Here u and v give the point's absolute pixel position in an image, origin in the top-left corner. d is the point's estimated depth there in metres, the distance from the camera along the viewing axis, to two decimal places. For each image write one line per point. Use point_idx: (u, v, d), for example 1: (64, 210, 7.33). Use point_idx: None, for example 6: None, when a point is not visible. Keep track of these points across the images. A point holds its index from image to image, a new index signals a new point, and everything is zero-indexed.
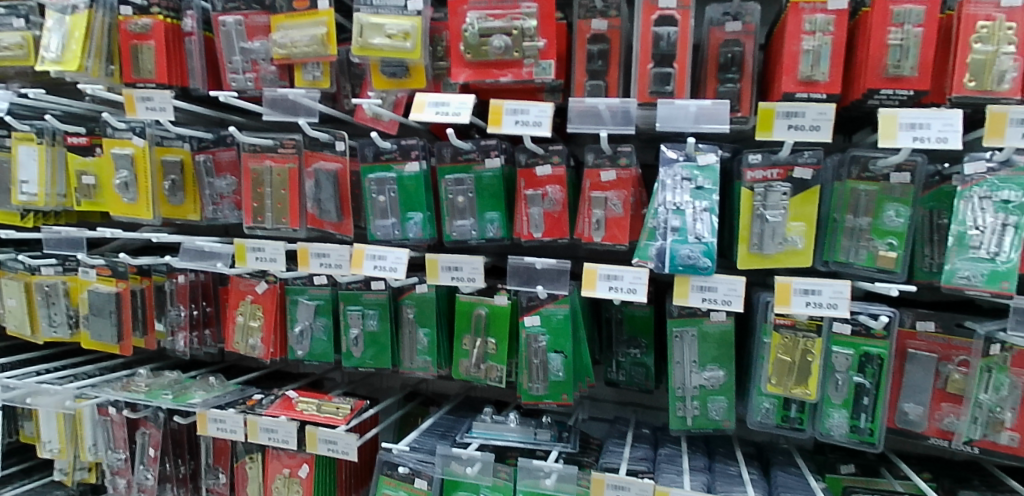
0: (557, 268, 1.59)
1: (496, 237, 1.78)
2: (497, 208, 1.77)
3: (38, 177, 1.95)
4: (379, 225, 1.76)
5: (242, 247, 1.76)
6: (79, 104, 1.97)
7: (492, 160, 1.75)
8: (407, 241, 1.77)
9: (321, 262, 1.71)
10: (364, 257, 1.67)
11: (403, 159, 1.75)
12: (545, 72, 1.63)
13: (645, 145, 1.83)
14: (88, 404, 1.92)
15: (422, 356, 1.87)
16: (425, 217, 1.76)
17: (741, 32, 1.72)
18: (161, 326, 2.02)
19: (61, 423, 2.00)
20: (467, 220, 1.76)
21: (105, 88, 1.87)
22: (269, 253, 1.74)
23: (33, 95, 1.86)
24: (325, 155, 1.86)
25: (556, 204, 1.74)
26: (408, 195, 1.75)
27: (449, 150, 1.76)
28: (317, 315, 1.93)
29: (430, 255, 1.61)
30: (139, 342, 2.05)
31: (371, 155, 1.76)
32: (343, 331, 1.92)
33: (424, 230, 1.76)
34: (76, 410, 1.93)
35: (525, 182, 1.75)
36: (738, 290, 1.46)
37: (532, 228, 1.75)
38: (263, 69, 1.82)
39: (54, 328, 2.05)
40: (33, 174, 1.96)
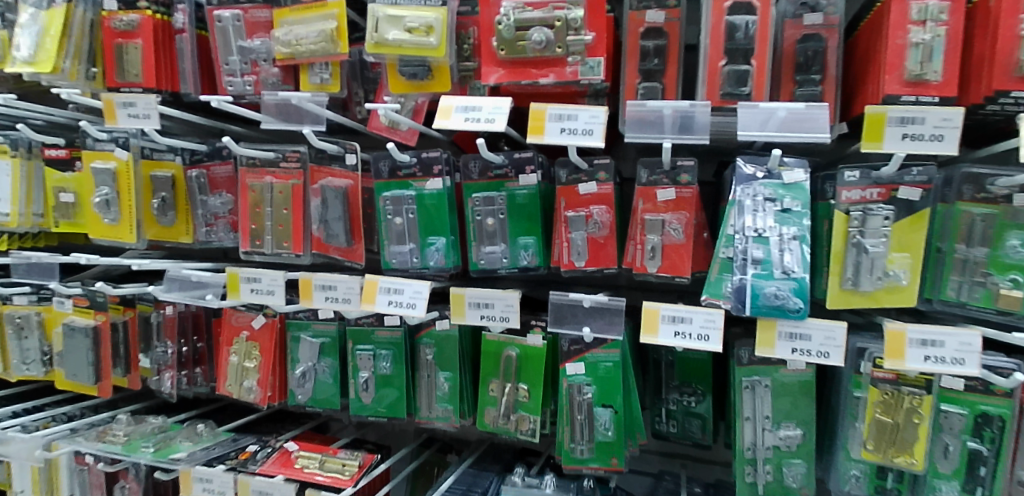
0: (609, 307, 1.31)
1: (531, 266, 1.51)
2: (532, 233, 1.51)
3: (11, 195, 1.72)
4: (395, 252, 1.51)
5: (235, 276, 1.50)
6: (59, 112, 1.74)
7: (528, 176, 1.48)
8: (427, 270, 1.51)
9: (327, 295, 1.44)
10: (377, 290, 1.39)
11: (422, 174, 1.49)
12: (593, 72, 1.38)
13: (705, 157, 1.56)
14: (64, 451, 1.65)
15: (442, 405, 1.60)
16: (447, 243, 1.49)
17: (822, 24, 1.46)
18: (144, 362, 1.80)
19: (35, 475, 1.74)
20: (497, 246, 1.50)
21: (85, 93, 1.64)
22: (265, 284, 1.48)
23: (6, 102, 1.65)
24: (334, 170, 1.61)
25: (602, 228, 1.48)
26: (429, 217, 1.49)
27: (477, 164, 1.50)
28: (322, 355, 1.67)
29: (455, 289, 1.34)
30: (122, 381, 1.82)
31: (386, 170, 1.51)
32: (350, 374, 1.65)
33: (447, 258, 1.49)
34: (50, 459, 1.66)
35: (566, 201, 1.49)
36: (837, 339, 1.18)
37: (574, 256, 1.48)
38: (264, 71, 1.58)
39: (26, 365, 1.81)
40: (5, 191, 1.72)
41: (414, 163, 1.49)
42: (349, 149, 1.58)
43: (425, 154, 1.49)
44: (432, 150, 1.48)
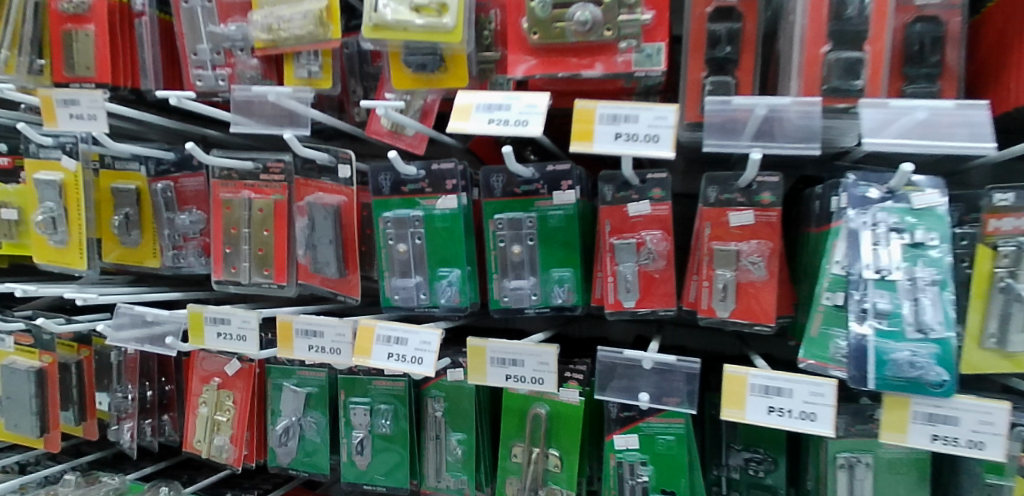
0: (677, 369, 1.00)
1: (567, 306, 1.20)
2: (569, 263, 1.20)
3: None
4: (396, 286, 1.20)
5: (199, 315, 1.21)
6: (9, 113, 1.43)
7: (565, 193, 1.18)
8: (437, 309, 1.20)
9: (310, 343, 1.14)
10: (373, 339, 1.09)
11: (433, 189, 1.19)
12: (650, 61, 1.08)
13: (784, 170, 1.25)
14: None
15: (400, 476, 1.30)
16: (462, 276, 1.19)
17: (942, 4, 1.15)
18: (101, 404, 1.51)
19: None
20: (524, 280, 1.20)
21: (28, 89, 1.36)
22: (235, 327, 1.19)
23: None
24: (325, 183, 1.32)
25: (658, 260, 1.17)
26: (442, 244, 1.19)
27: (500, 178, 1.19)
28: (308, 408, 1.37)
29: (473, 340, 1.04)
30: (75, 429, 1.54)
31: (388, 184, 1.20)
32: (343, 432, 1.35)
33: (462, 295, 1.19)
34: None
35: (611, 225, 1.18)
36: (997, 423, 0.86)
37: (623, 295, 1.17)
38: (240, 63, 1.30)
39: None
40: None
41: (422, 176, 1.19)
42: (343, 158, 1.29)
43: (435, 164, 1.19)
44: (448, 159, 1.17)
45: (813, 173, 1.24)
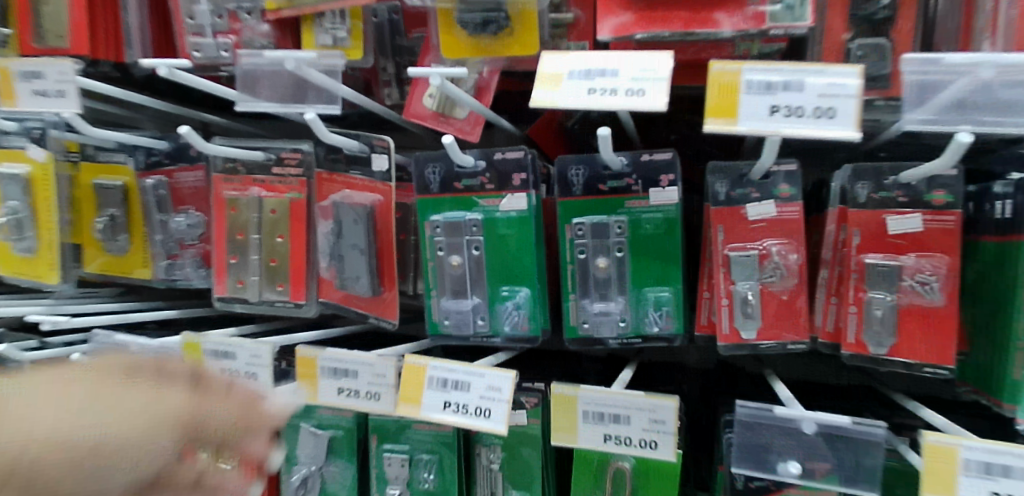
0: (850, 436, 0.74)
1: (665, 336, 0.94)
2: (668, 280, 0.94)
3: None
4: (446, 309, 0.94)
5: (194, 348, 0.95)
6: None
7: (665, 191, 0.91)
8: (498, 339, 0.94)
9: (339, 383, 0.88)
10: (422, 382, 0.83)
11: (495, 186, 0.92)
12: (791, 16, 0.81)
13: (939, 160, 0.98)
14: None
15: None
16: (532, 298, 0.92)
17: None
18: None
19: None
20: (611, 302, 0.93)
21: None
22: (242, 363, 0.94)
23: None
24: (354, 177, 1.05)
25: (787, 278, 0.90)
26: (506, 255, 0.93)
27: (581, 172, 0.93)
28: (330, 455, 1.12)
29: (559, 386, 0.78)
30: None
31: (438, 179, 0.94)
32: (374, 486, 1.10)
33: (532, 321, 0.93)
34: None
35: (725, 232, 0.91)
36: None
37: (742, 323, 0.90)
38: (247, 28, 1.04)
39: None
40: None
41: (481, 168, 0.92)
42: (381, 145, 1.01)
43: (498, 153, 0.92)
44: (516, 147, 0.91)
45: (974, 165, 0.98)
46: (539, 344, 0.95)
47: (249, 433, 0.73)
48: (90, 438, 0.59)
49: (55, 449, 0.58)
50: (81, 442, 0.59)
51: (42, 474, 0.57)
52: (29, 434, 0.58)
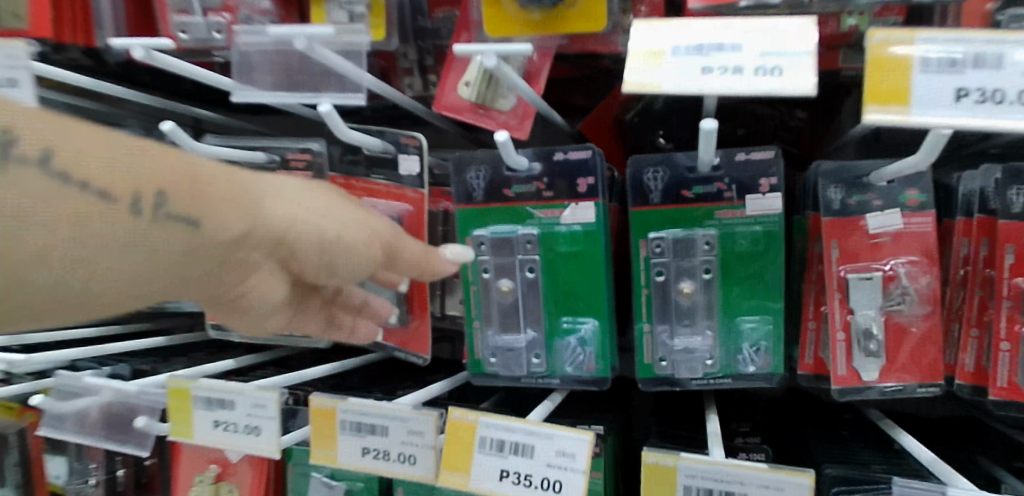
0: None
1: (761, 376, 0.76)
2: (767, 308, 0.76)
3: None
4: (494, 345, 0.77)
5: (184, 391, 0.79)
6: None
7: (766, 199, 0.73)
8: (556, 381, 0.77)
9: (364, 443, 0.70)
10: (472, 446, 0.65)
11: (554, 193, 0.75)
12: None
13: None
14: None
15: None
16: (601, 331, 0.75)
17: None
18: (54, 478, 1.09)
19: None
20: (697, 336, 0.75)
21: None
22: (242, 416, 0.76)
23: None
24: (375, 183, 0.88)
25: (918, 305, 0.73)
26: (568, 279, 0.76)
27: (659, 175, 0.75)
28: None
29: (652, 455, 0.61)
30: None
31: (483, 185, 0.77)
32: None
33: (600, 360, 0.76)
34: None
35: (839, 248, 0.73)
36: None
37: (862, 362, 0.72)
38: (244, 5, 0.85)
39: None
40: None
41: (537, 172, 0.75)
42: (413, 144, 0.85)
43: (558, 154, 0.75)
44: (581, 145, 0.73)
45: None
46: (607, 387, 0.77)
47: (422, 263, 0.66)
48: (324, 233, 0.59)
49: (308, 227, 0.59)
50: (322, 239, 0.59)
51: (306, 233, 0.59)
52: (305, 224, 0.58)
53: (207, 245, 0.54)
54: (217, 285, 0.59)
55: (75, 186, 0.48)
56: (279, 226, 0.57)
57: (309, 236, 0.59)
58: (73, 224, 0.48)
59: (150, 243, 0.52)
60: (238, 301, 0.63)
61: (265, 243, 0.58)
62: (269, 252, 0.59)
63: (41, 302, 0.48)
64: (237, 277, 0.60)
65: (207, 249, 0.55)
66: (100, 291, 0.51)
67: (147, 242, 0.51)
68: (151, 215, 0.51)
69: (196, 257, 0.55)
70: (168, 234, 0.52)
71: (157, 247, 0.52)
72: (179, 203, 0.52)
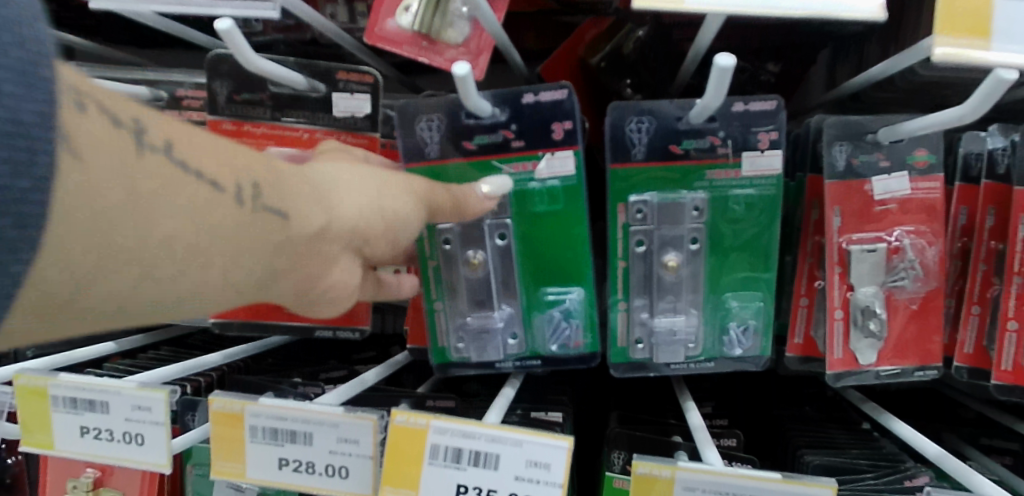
0: None
1: (747, 359, 0.67)
2: (762, 281, 0.67)
3: None
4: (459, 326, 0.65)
5: (43, 391, 0.61)
6: None
7: (766, 157, 0.63)
8: (538, 364, 0.66)
9: (279, 450, 0.56)
10: (418, 457, 0.52)
11: (526, 143, 0.62)
12: None
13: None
14: None
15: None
16: (586, 302, 0.64)
17: None
18: None
19: None
20: (679, 314, 0.65)
21: None
22: (119, 421, 0.60)
23: None
24: (288, 127, 0.71)
25: (922, 280, 0.65)
26: (545, 244, 0.64)
27: (643, 126, 0.63)
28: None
29: (644, 466, 0.50)
30: None
31: (433, 136, 0.62)
32: None
33: (588, 333, 0.65)
34: None
35: (841, 215, 0.64)
36: None
37: (861, 344, 0.64)
38: None
39: None
40: None
41: (503, 118, 0.61)
42: (356, 79, 0.70)
43: (527, 95, 0.61)
44: (555, 84, 0.60)
45: None
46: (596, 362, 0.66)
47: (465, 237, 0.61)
48: (396, 216, 0.53)
49: (375, 211, 0.51)
50: (386, 222, 0.52)
51: (376, 219, 0.51)
52: (380, 211, 0.51)
53: (291, 239, 0.45)
54: (292, 283, 0.48)
55: (190, 175, 0.37)
56: (352, 216, 0.50)
57: (375, 221, 0.51)
58: (193, 222, 0.38)
59: (244, 240, 0.41)
60: (315, 305, 0.53)
61: (338, 236, 0.49)
62: (349, 245, 0.51)
63: (137, 304, 0.37)
64: (317, 277, 0.50)
65: (297, 246, 0.46)
66: (204, 293, 0.41)
67: (250, 238, 0.41)
68: (257, 206, 0.41)
69: (281, 250, 0.45)
70: (267, 228, 0.42)
71: (260, 242, 0.42)
72: (272, 191, 0.43)
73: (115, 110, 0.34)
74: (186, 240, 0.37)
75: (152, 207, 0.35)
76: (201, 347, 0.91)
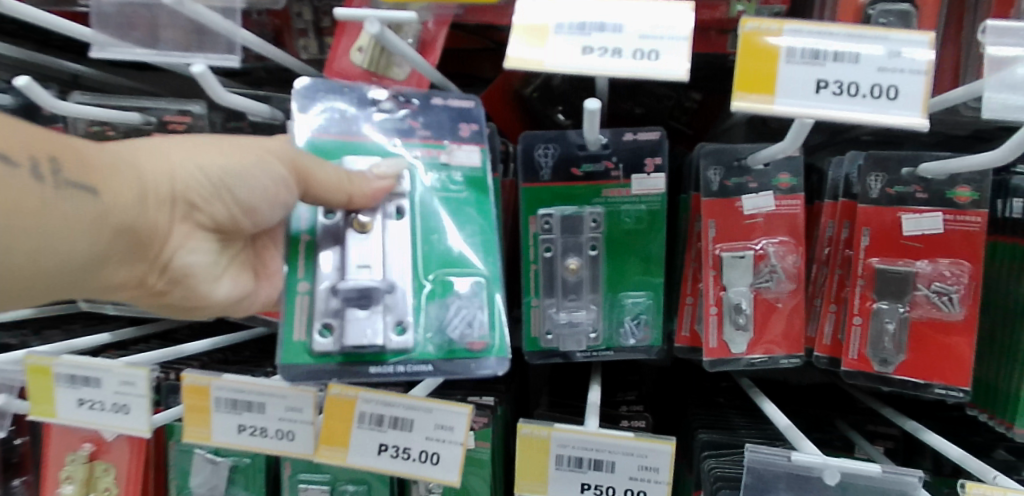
0: (878, 486, 0.59)
1: (640, 348, 0.79)
2: (651, 282, 0.79)
3: None
4: (335, 310, 0.62)
5: (46, 368, 0.74)
6: None
7: (649, 179, 0.76)
8: (429, 367, 0.62)
9: (239, 416, 0.68)
10: (348, 421, 0.65)
11: (434, 135, 0.69)
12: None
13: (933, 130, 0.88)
14: None
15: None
16: (488, 288, 0.65)
17: None
18: None
19: None
20: (579, 310, 0.77)
21: None
22: (109, 393, 0.72)
23: None
24: None
25: (783, 282, 0.77)
26: (444, 230, 0.66)
27: (550, 151, 0.76)
28: (228, 486, 0.89)
29: (528, 427, 0.62)
30: None
31: (337, 119, 0.69)
32: None
33: (490, 335, 0.63)
34: None
35: (716, 228, 0.77)
36: None
37: (732, 335, 0.76)
38: None
39: None
40: None
41: (413, 106, 0.70)
42: None
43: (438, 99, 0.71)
44: (464, 94, 0.71)
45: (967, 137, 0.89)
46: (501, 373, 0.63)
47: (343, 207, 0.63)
48: (225, 173, 0.60)
49: (193, 176, 0.59)
50: (215, 186, 0.60)
51: (198, 182, 0.59)
52: (201, 173, 0.59)
53: (100, 209, 0.53)
54: (118, 249, 0.57)
55: None
56: (165, 182, 0.58)
57: (200, 184, 0.59)
58: None
59: (50, 211, 0.50)
60: (166, 271, 0.63)
61: (160, 202, 0.58)
62: (178, 210, 0.60)
63: None
64: (158, 252, 0.60)
65: (114, 218, 0.55)
66: (18, 263, 0.50)
67: (58, 211, 0.50)
68: (56, 180, 0.50)
69: (93, 220, 0.53)
70: (72, 201, 0.51)
71: (68, 215, 0.51)
72: (75, 167, 0.51)
73: None
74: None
75: None
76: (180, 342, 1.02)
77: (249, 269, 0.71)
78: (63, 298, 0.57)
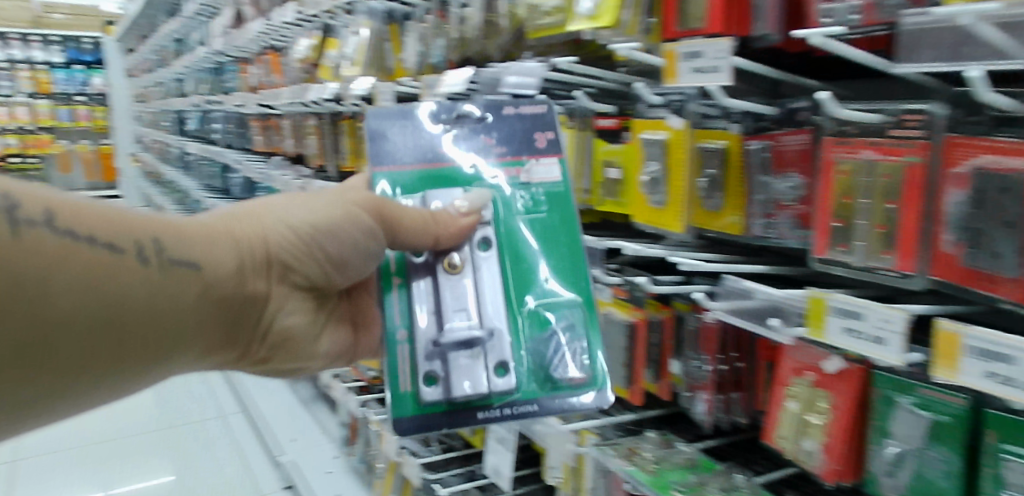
0: None
1: None
2: None
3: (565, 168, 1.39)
4: (436, 355, 1.02)
5: (822, 302, 0.86)
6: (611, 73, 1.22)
7: None
8: (532, 407, 1.05)
9: (988, 368, 0.74)
10: None
11: (512, 150, 1.16)
12: None
13: None
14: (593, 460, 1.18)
15: (631, 482, 1.07)
16: (572, 321, 1.09)
17: None
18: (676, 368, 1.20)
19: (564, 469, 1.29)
20: None
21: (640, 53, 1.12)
22: (872, 326, 0.80)
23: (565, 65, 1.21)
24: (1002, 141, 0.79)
25: None
26: (532, 266, 1.12)
27: None
28: (931, 438, 0.87)
29: None
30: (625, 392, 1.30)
31: (410, 150, 1.15)
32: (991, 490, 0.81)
33: (590, 375, 1.08)
34: (580, 461, 1.24)
35: None
36: None
37: None
38: None
39: None
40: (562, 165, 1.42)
41: (489, 120, 1.17)
42: None
43: (513, 108, 1.18)
44: (537, 104, 1.19)
45: None
46: (608, 404, 1.09)
47: (431, 243, 1.02)
48: (309, 233, 1.01)
49: (277, 236, 1.00)
50: (297, 243, 1.01)
51: (280, 243, 1.00)
52: (287, 228, 1.00)
53: (202, 280, 0.90)
54: (223, 309, 0.95)
55: (100, 245, 0.78)
56: (259, 246, 0.98)
57: (280, 246, 1.00)
58: (102, 269, 0.78)
59: (170, 281, 0.85)
60: (263, 324, 1.02)
61: (258, 263, 0.98)
62: (271, 270, 1.00)
63: (104, 334, 0.79)
64: (263, 303, 1.00)
65: (218, 280, 0.92)
66: (151, 316, 0.84)
67: (169, 282, 0.85)
68: (153, 258, 0.84)
69: (199, 285, 0.89)
70: (178, 271, 0.86)
71: (182, 280, 0.87)
72: (169, 242, 0.86)
73: (30, 207, 0.73)
74: (112, 287, 0.79)
75: (84, 267, 0.76)
76: (890, 292, 1.01)
77: (339, 318, 1.25)
78: (184, 353, 0.92)
